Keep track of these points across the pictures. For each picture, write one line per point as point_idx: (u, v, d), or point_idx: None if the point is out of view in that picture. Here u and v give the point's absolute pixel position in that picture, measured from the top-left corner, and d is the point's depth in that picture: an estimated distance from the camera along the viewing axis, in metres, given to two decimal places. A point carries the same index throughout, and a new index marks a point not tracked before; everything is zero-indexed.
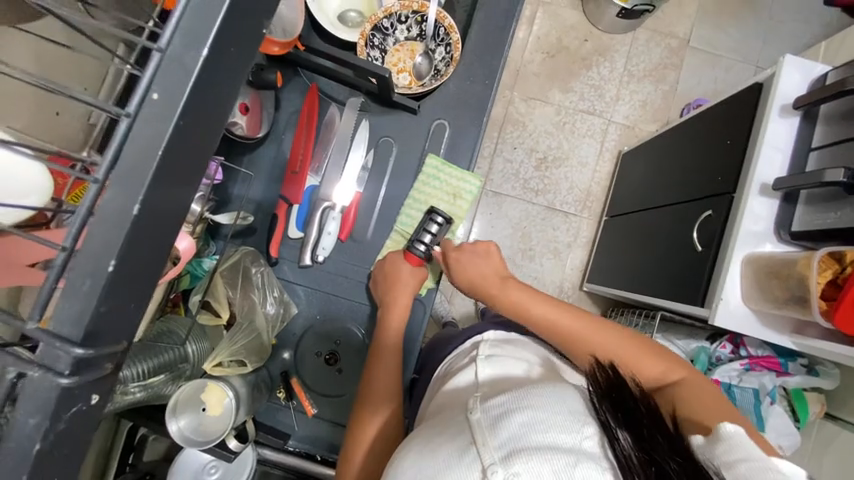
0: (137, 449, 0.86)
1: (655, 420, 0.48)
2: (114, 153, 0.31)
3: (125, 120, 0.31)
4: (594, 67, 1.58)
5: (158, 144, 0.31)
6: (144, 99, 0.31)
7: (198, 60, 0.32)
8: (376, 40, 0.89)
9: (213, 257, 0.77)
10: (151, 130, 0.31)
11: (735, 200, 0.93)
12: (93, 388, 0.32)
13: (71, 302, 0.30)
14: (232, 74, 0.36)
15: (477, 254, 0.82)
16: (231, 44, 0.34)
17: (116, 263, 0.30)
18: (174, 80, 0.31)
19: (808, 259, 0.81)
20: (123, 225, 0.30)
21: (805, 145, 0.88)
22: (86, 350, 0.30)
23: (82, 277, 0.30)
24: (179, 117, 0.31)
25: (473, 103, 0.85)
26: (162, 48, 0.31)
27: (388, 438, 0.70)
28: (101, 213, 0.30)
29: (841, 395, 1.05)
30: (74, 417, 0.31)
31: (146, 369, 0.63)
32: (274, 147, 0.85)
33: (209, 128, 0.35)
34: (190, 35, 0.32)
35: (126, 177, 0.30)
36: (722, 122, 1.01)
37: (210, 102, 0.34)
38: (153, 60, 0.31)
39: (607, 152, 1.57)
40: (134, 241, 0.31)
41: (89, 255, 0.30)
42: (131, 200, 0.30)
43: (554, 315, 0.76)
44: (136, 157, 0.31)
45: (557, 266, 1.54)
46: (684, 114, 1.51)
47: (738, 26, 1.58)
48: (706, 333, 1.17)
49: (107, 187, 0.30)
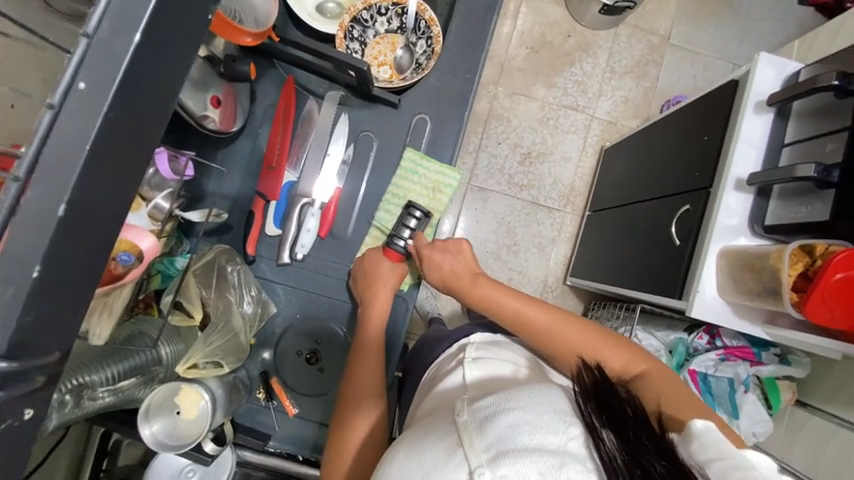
0: (111, 455, 0.83)
1: (641, 422, 0.49)
2: (36, 147, 0.29)
3: (49, 112, 0.29)
4: (578, 63, 1.59)
5: (85, 138, 0.29)
6: (70, 89, 0.30)
7: (129, 47, 0.30)
8: (355, 32, 0.87)
9: (186, 255, 0.75)
10: (77, 123, 0.29)
11: (711, 196, 0.95)
12: (25, 402, 0.30)
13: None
14: (174, 63, 0.35)
15: (449, 252, 0.80)
16: (166, 28, 0.32)
17: (42, 268, 0.29)
18: (103, 67, 0.30)
19: (780, 252, 0.83)
20: (48, 228, 0.29)
21: (778, 141, 0.90)
22: (10, 363, 0.28)
23: (5, 283, 0.28)
24: (109, 108, 0.30)
25: (454, 98, 0.84)
26: (89, 34, 0.30)
27: (376, 442, 0.69)
28: (24, 213, 0.29)
29: (811, 383, 1.08)
30: (3, 435, 0.29)
31: (116, 373, 0.60)
32: (250, 142, 0.82)
33: (146, 121, 0.34)
34: (119, 22, 0.30)
35: (50, 173, 0.29)
36: (700, 118, 1.03)
37: (147, 91, 0.33)
38: (79, 46, 0.30)
39: (590, 147, 1.58)
40: (64, 243, 0.30)
41: (13, 258, 0.28)
42: (54, 199, 0.29)
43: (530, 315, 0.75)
44: (61, 151, 0.29)
45: (541, 261, 1.56)
46: (664, 110, 1.54)
47: (717, 23, 1.61)
48: (684, 325, 1.19)
49: (31, 185, 0.29)
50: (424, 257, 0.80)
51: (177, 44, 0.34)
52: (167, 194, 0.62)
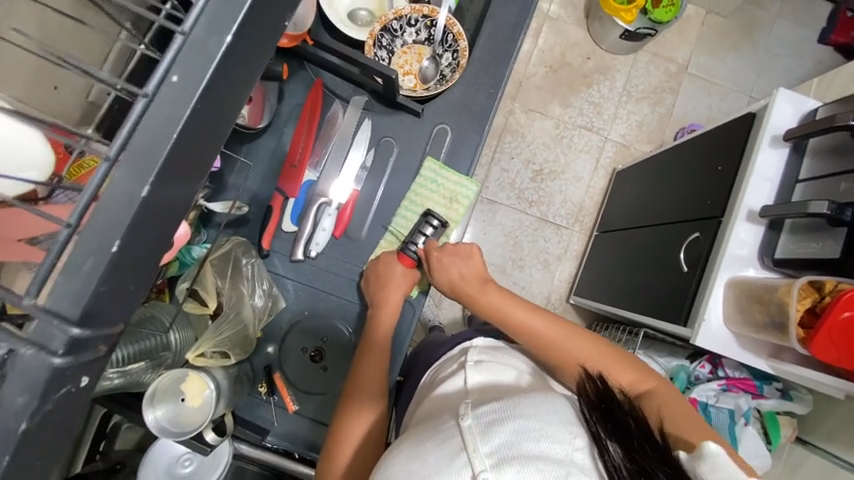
0: (108, 438, 0.84)
1: (645, 433, 0.49)
2: (127, 132, 0.30)
3: (143, 100, 0.31)
4: (595, 85, 1.61)
5: (174, 126, 0.31)
6: (163, 80, 0.31)
7: (222, 47, 0.32)
8: (384, 40, 0.90)
9: (203, 245, 0.76)
10: (168, 113, 0.31)
11: (722, 225, 0.96)
12: (86, 369, 0.31)
13: (71, 280, 0.29)
14: (253, 62, 0.37)
15: (460, 257, 0.80)
16: (252, 33, 0.35)
17: (121, 244, 0.30)
18: (197, 62, 0.32)
19: (789, 286, 0.84)
20: (132, 206, 0.30)
21: (791, 178, 0.91)
22: (83, 330, 0.29)
23: (86, 254, 0.29)
24: (198, 101, 0.32)
25: (476, 110, 0.86)
26: (185, 32, 0.32)
27: (373, 443, 0.70)
28: (109, 191, 0.30)
29: (812, 421, 1.08)
30: (63, 398, 0.30)
31: (129, 354, 0.62)
32: (274, 139, 0.84)
33: (221, 116, 0.35)
34: (214, 21, 0.32)
35: (140, 155, 0.30)
36: (716, 148, 1.04)
37: (230, 86, 0.35)
38: (175, 43, 0.31)
39: (602, 168, 1.60)
40: (141, 222, 0.31)
41: (95, 234, 0.30)
42: (140, 183, 0.30)
43: (530, 320, 0.77)
44: (151, 136, 0.31)
45: (546, 277, 1.56)
46: (678, 137, 1.55)
47: (735, 56, 1.63)
48: (686, 353, 1.20)
49: (119, 165, 0.30)
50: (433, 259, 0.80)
51: (258, 46, 0.36)
52: None
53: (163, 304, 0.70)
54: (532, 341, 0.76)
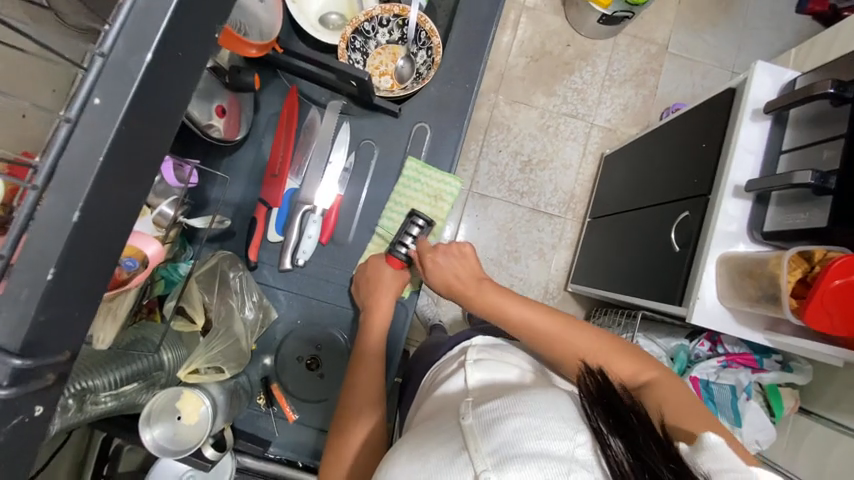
0: (111, 460, 0.83)
1: (646, 425, 0.50)
2: (53, 160, 0.31)
3: (66, 125, 0.31)
4: (577, 71, 1.61)
5: (100, 150, 0.31)
6: (86, 104, 0.31)
7: (142, 65, 0.32)
8: (357, 43, 0.89)
9: (188, 261, 0.75)
10: (92, 136, 0.31)
11: (710, 203, 0.96)
12: (36, 399, 0.31)
13: (8, 311, 0.30)
14: (186, 79, 0.37)
15: (454, 256, 0.80)
16: (176, 48, 0.35)
17: (56, 271, 0.30)
18: (118, 84, 0.32)
19: (779, 257, 0.84)
20: (64, 234, 0.30)
21: (776, 147, 0.91)
22: (24, 360, 0.30)
23: (21, 285, 0.30)
24: (122, 122, 0.32)
25: (453, 106, 0.86)
26: (105, 52, 0.32)
27: (374, 445, 0.70)
28: (38, 221, 0.30)
29: (814, 390, 1.08)
30: (15, 429, 0.30)
31: (118, 378, 0.61)
32: (253, 150, 0.84)
33: (155, 136, 0.35)
34: (133, 40, 0.32)
35: (67, 184, 0.31)
36: (699, 126, 1.04)
37: (162, 101, 0.35)
38: (94, 65, 0.31)
39: (590, 154, 1.60)
40: (76, 247, 0.31)
41: (28, 265, 0.30)
42: (70, 207, 0.30)
43: (531, 317, 0.75)
44: (78, 162, 0.31)
45: (542, 267, 1.56)
46: (664, 117, 1.55)
47: (715, 32, 1.63)
48: (685, 331, 1.19)
49: (46, 194, 0.30)
50: (426, 261, 0.79)
51: (185, 61, 0.36)
52: (172, 201, 0.63)
53: (153, 324, 0.69)
54: (530, 337, 0.74)
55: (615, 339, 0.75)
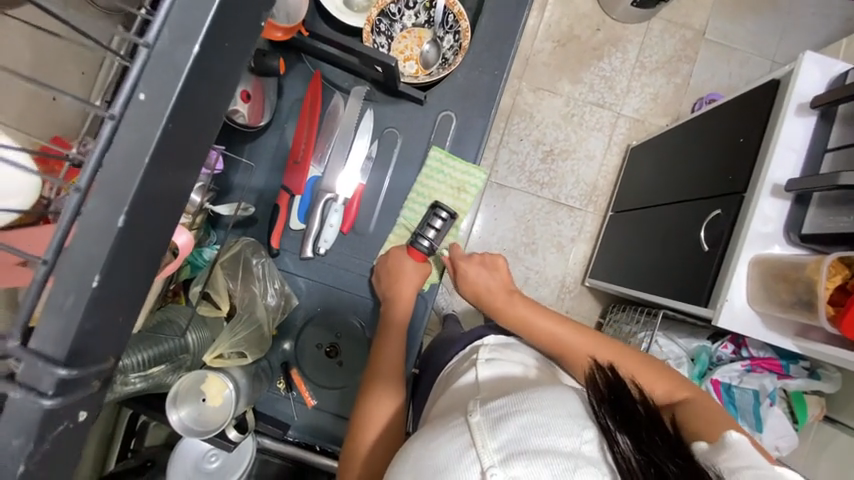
0: (138, 435, 0.87)
1: (654, 422, 0.50)
2: (98, 157, 0.30)
3: (111, 122, 0.30)
4: (606, 57, 1.54)
5: (145, 150, 0.31)
6: (130, 98, 0.31)
7: (190, 57, 0.31)
8: (382, 26, 0.86)
9: (213, 247, 0.77)
10: (137, 135, 0.30)
11: (745, 200, 0.91)
12: (81, 404, 0.32)
13: (53, 320, 0.30)
14: (227, 71, 0.36)
15: (485, 266, 0.84)
16: (223, 39, 0.33)
17: (101, 278, 0.30)
18: (164, 78, 0.31)
19: (818, 263, 0.80)
20: (109, 237, 0.30)
21: (820, 146, 0.86)
22: (70, 371, 0.30)
23: (65, 292, 0.30)
24: (168, 119, 0.31)
25: (481, 94, 0.83)
26: (149, 44, 0.31)
27: (391, 435, 0.70)
28: (81, 223, 0.30)
29: (843, 399, 1.04)
30: (60, 436, 0.31)
31: (146, 358, 0.63)
32: (276, 137, 0.83)
33: (198, 137, 0.35)
34: (179, 31, 0.31)
35: (111, 184, 0.30)
36: (737, 119, 0.99)
37: (207, 94, 0.34)
38: (139, 57, 0.31)
39: (615, 145, 1.54)
40: (119, 254, 0.31)
41: (72, 271, 0.30)
42: (115, 212, 0.30)
43: (561, 332, 0.75)
44: (122, 164, 0.30)
45: (560, 260, 1.53)
46: (696, 108, 1.48)
47: (758, 17, 1.53)
48: (707, 332, 1.16)
49: (90, 196, 0.30)
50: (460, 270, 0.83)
51: (231, 52, 0.35)
52: (200, 188, 0.64)
53: (178, 306, 0.71)
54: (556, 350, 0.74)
55: (651, 359, 0.74)
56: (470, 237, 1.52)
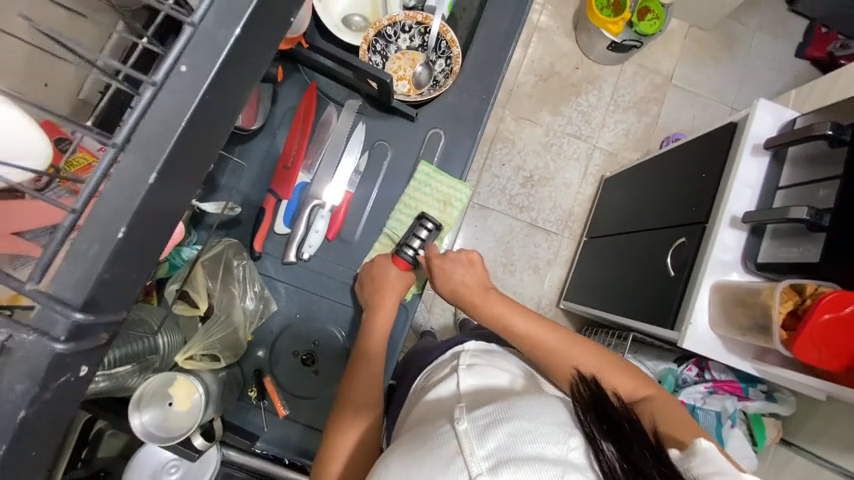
0: (91, 445, 0.80)
1: (638, 431, 0.51)
2: (135, 119, 0.32)
3: (152, 89, 0.32)
4: (583, 94, 1.65)
5: (181, 116, 0.33)
6: (172, 70, 0.33)
7: (230, 39, 0.34)
8: (378, 46, 0.91)
9: (193, 247, 0.75)
10: (176, 103, 0.33)
11: (707, 230, 0.98)
12: (84, 358, 0.32)
13: (75, 265, 0.31)
14: (256, 55, 0.39)
15: (463, 263, 0.83)
16: (259, 27, 0.37)
17: (125, 232, 0.32)
18: (206, 54, 0.34)
19: (771, 289, 0.86)
20: (138, 194, 0.32)
21: (772, 184, 0.94)
22: (85, 315, 0.31)
23: (90, 241, 0.31)
24: (206, 92, 0.34)
25: (469, 115, 0.87)
26: (195, 22, 0.33)
27: (369, 446, 0.70)
28: (113, 179, 0.32)
29: (796, 421, 1.10)
30: (62, 386, 0.31)
31: (117, 357, 0.60)
32: (267, 141, 0.84)
33: (225, 112, 0.38)
34: (224, 15, 0.34)
35: (147, 144, 0.32)
36: (699, 156, 1.07)
37: (239, 73, 0.37)
38: (184, 33, 0.33)
39: (590, 175, 1.63)
40: (144, 213, 0.33)
41: (101, 220, 0.31)
42: (148, 170, 0.32)
43: (531, 329, 0.77)
44: (159, 126, 0.32)
45: (536, 282, 1.57)
46: (664, 145, 1.60)
47: (718, 68, 1.69)
48: (673, 356, 1.21)
49: (125, 153, 0.32)
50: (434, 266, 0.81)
51: (262, 40, 0.38)
52: None
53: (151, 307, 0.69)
54: (531, 348, 0.76)
55: (615, 356, 0.77)
56: None
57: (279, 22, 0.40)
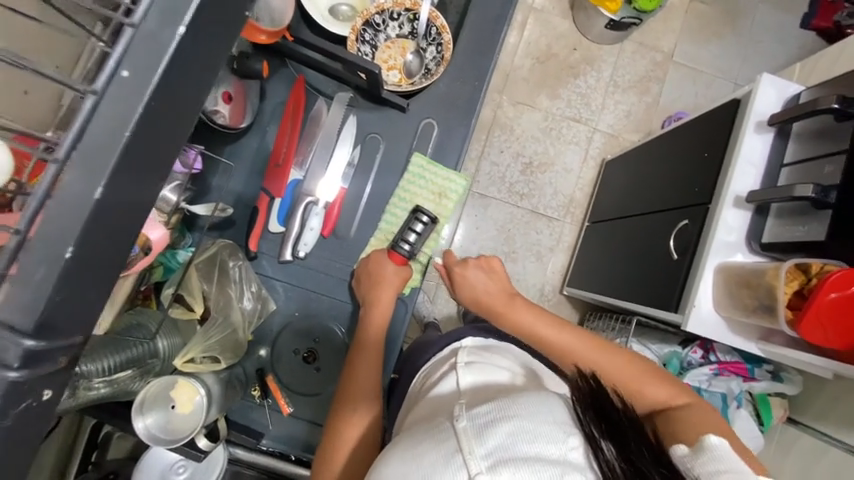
0: (100, 447, 0.83)
1: (638, 431, 0.51)
2: (79, 131, 0.31)
3: (92, 97, 0.31)
4: (582, 75, 1.61)
5: (125, 126, 0.32)
6: (113, 76, 0.32)
7: (174, 39, 0.33)
8: (367, 35, 0.89)
9: (188, 249, 0.75)
10: (118, 112, 0.32)
11: (710, 212, 0.96)
12: (43, 384, 0.32)
13: (21, 290, 0.30)
14: (204, 55, 0.38)
15: (483, 270, 0.85)
16: (206, 23, 0.36)
17: (74, 250, 0.31)
18: (147, 57, 0.32)
19: (776, 269, 0.84)
20: (84, 210, 0.31)
21: (777, 161, 0.91)
22: (37, 342, 0.30)
23: (36, 263, 0.30)
24: (150, 98, 0.33)
25: (462, 103, 0.85)
26: (134, 24, 0.32)
27: (370, 442, 0.69)
28: (57, 197, 0.31)
29: (804, 402, 1.10)
30: (21, 414, 0.31)
31: (115, 363, 0.60)
32: (257, 139, 0.83)
33: (174, 118, 0.36)
34: (163, 15, 0.33)
35: (88, 156, 0.31)
36: (701, 136, 1.05)
37: (186, 73, 0.36)
38: (124, 36, 0.32)
39: (591, 159, 1.60)
40: (94, 228, 0.32)
41: (45, 241, 0.30)
42: (92, 185, 0.31)
43: (557, 336, 0.77)
44: (101, 139, 0.31)
45: (539, 269, 1.56)
46: (666, 126, 1.56)
47: (721, 43, 1.64)
48: (678, 338, 1.20)
49: (68, 168, 0.31)
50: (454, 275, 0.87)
51: (215, 35, 0.38)
52: (173, 187, 0.62)
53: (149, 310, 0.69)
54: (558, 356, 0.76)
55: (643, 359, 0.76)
56: (451, 245, 1.54)
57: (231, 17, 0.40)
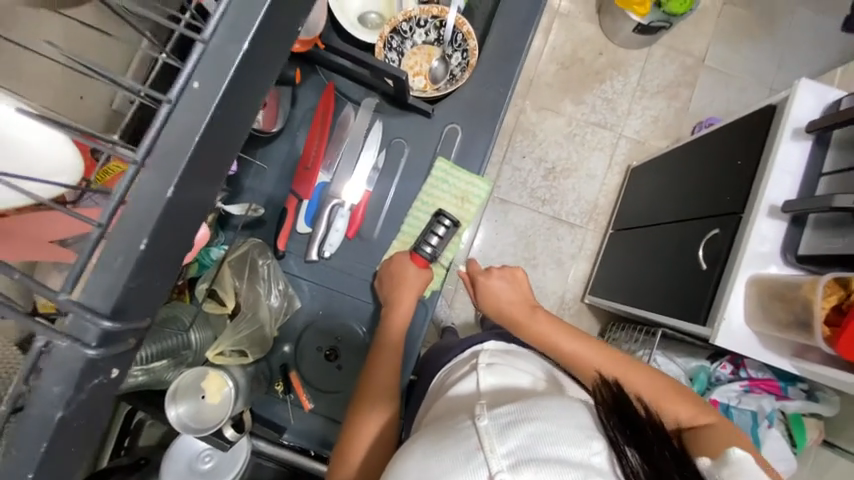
0: (132, 434, 0.88)
1: (663, 438, 0.50)
2: (153, 136, 0.34)
3: (167, 106, 0.34)
4: (608, 80, 1.59)
5: (194, 133, 0.34)
6: (185, 87, 0.35)
7: (240, 52, 0.35)
8: (394, 43, 0.90)
9: (221, 247, 0.79)
10: (191, 119, 0.34)
11: (742, 222, 0.93)
12: (113, 361, 0.34)
13: (103, 275, 0.33)
14: (269, 64, 0.40)
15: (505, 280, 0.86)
16: (268, 37, 0.38)
17: (148, 242, 0.34)
18: (216, 68, 0.35)
19: (814, 283, 0.81)
20: (158, 207, 0.34)
21: (815, 170, 0.88)
22: (113, 323, 0.33)
23: (116, 253, 0.33)
24: (217, 107, 0.35)
25: (488, 108, 0.86)
26: (205, 40, 0.35)
27: (386, 440, 0.71)
28: (135, 195, 0.33)
29: (841, 423, 1.04)
30: (95, 388, 0.34)
31: (152, 353, 0.64)
32: (288, 143, 0.86)
33: (237, 126, 0.39)
34: (233, 28, 0.35)
35: (162, 159, 0.34)
36: (733, 142, 1.01)
37: (250, 83, 0.38)
38: (196, 50, 0.35)
39: (616, 165, 1.57)
40: (166, 222, 0.34)
41: (125, 233, 0.33)
42: (164, 185, 0.34)
43: (577, 348, 0.77)
44: (174, 144, 0.34)
45: (560, 276, 1.54)
46: (696, 132, 1.52)
47: (755, 47, 1.59)
48: (706, 352, 1.15)
49: (145, 169, 0.33)
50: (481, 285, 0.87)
51: (275, 50, 0.40)
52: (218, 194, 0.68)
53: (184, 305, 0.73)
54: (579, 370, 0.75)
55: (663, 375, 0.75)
56: (471, 250, 1.54)
57: (292, 31, 0.41)
